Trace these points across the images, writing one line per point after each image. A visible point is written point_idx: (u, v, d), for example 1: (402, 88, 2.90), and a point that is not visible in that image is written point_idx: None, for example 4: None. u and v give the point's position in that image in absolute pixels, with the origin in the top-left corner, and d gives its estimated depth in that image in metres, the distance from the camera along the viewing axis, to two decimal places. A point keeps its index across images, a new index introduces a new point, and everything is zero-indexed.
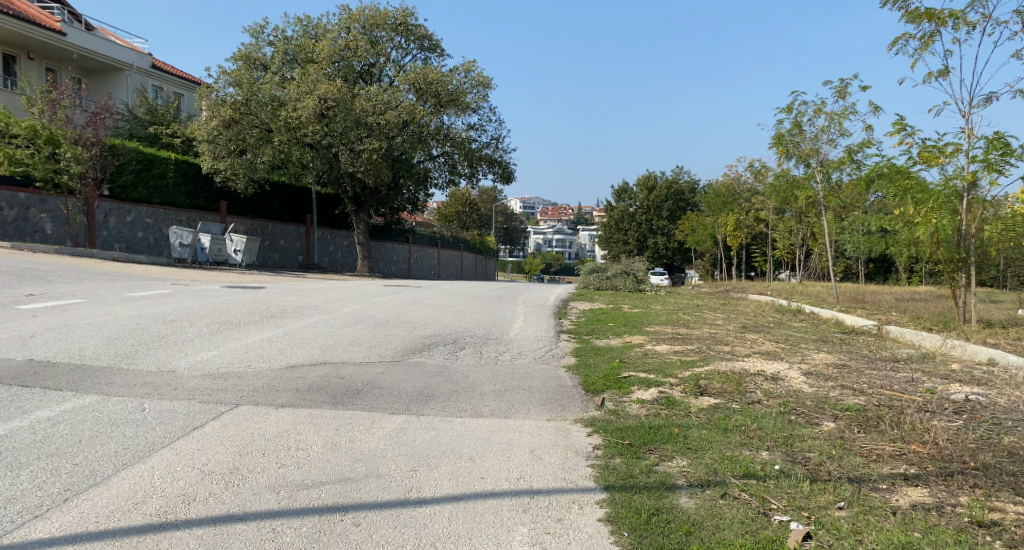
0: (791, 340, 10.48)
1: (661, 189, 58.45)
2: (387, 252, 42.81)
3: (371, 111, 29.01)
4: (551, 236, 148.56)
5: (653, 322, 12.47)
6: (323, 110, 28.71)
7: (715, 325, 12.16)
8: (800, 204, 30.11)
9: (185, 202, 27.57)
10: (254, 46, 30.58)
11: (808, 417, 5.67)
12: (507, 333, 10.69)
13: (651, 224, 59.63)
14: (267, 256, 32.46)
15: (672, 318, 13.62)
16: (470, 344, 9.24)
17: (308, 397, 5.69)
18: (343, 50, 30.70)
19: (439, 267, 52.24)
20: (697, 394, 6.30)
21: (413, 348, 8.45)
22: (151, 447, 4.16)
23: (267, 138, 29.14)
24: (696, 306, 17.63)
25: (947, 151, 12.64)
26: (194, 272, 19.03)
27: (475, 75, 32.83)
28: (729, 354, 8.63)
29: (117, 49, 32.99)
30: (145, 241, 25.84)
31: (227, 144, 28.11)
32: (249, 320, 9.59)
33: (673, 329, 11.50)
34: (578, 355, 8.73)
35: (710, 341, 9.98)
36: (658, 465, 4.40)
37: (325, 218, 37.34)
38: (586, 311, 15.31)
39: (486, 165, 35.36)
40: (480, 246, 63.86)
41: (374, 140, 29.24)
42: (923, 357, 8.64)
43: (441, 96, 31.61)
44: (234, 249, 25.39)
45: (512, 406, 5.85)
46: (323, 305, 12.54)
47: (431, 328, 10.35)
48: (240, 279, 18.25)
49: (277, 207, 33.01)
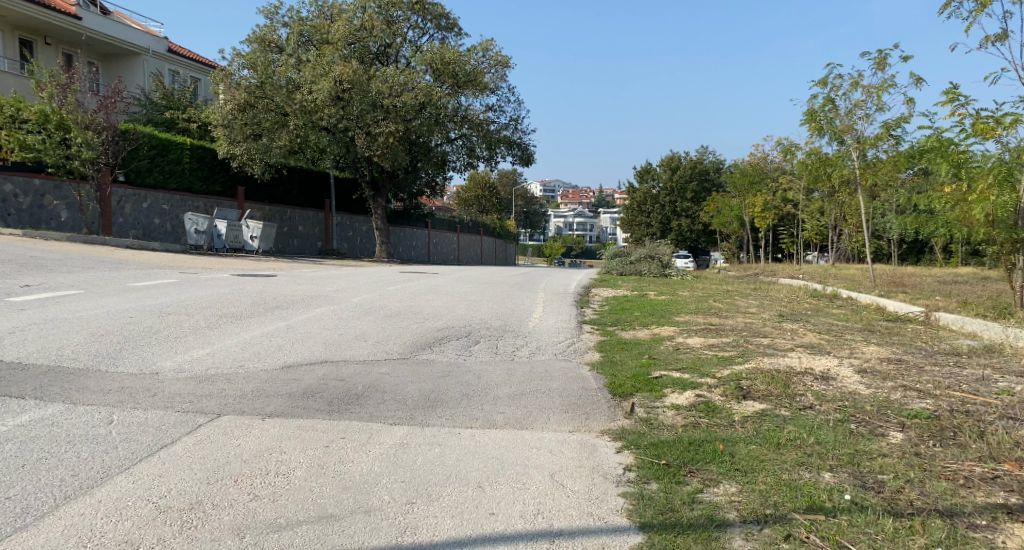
0: (834, 330, 9.69)
1: (685, 170, 57.25)
2: (406, 236, 42.31)
3: (388, 93, 28.33)
4: (572, 219, 147.37)
5: (682, 311, 11.73)
6: (339, 93, 28.12)
7: (750, 315, 11.39)
8: (833, 184, 28.94)
9: (202, 188, 27.22)
10: (269, 28, 30.06)
11: (871, 427, 4.93)
12: (526, 324, 10.02)
13: (675, 206, 58.49)
14: (286, 243, 32.08)
15: (702, 305, 12.86)
16: (486, 339, 8.58)
17: (300, 405, 5.06)
18: (358, 31, 30.05)
19: (459, 252, 51.70)
20: (739, 399, 5.58)
21: (425, 343, 7.80)
22: (106, 472, 3.55)
23: (283, 121, 28.64)
24: (726, 292, 16.80)
25: (1005, 122, 11.67)
26: (207, 259, 18.58)
27: (493, 54, 32.01)
28: (770, 348, 7.87)
29: (134, 33, 32.67)
30: (162, 228, 25.54)
31: (243, 129, 27.67)
32: (251, 312, 9.01)
33: (704, 318, 10.74)
34: (603, 350, 8.03)
35: (747, 332, 9.22)
36: (701, 493, 3.71)
37: (343, 203, 36.89)
38: (610, 298, 14.58)
39: (506, 147, 34.58)
40: (501, 230, 63.17)
41: (390, 122, 28.61)
42: (987, 351, 7.81)
43: (459, 76, 30.85)
44: (250, 236, 25.18)
45: (530, 415, 5.18)
46: (334, 294, 11.95)
47: (445, 320, 9.71)
48: (253, 267, 17.76)
49: (295, 192, 32.61)
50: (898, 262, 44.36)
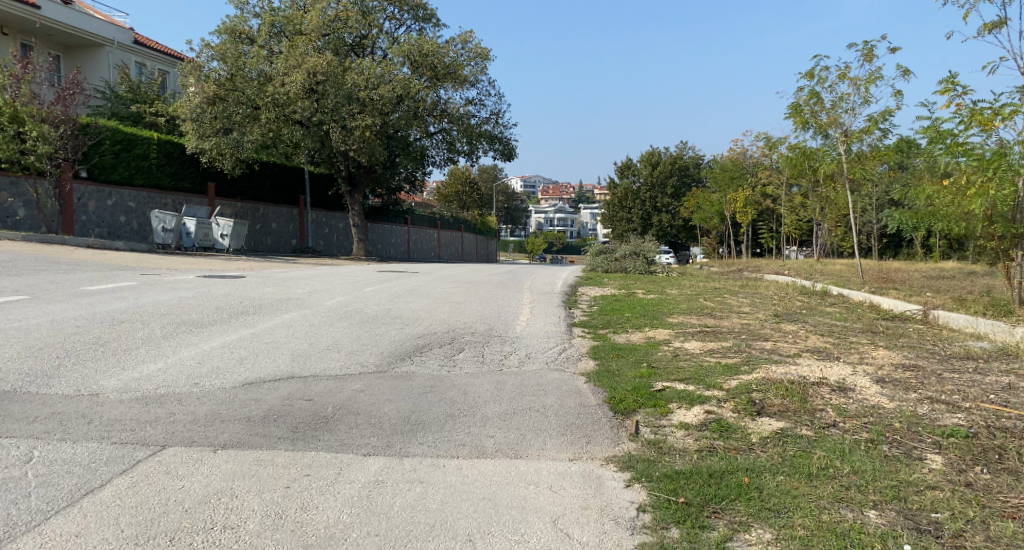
0: (836, 331, 9.21)
1: (665, 165, 57.00)
2: (385, 233, 41.49)
3: (364, 85, 27.60)
4: (552, 215, 147.01)
5: (675, 312, 11.19)
6: (313, 85, 27.31)
7: (746, 315, 10.88)
8: (817, 178, 28.68)
9: (170, 184, 26.33)
10: (240, 18, 29.09)
11: (906, 450, 4.40)
12: (512, 328, 9.43)
13: (656, 201, 58.21)
14: (259, 240, 31.19)
15: (695, 305, 12.35)
16: (470, 347, 7.95)
17: (260, 430, 4.40)
18: (333, 21, 29.23)
19: (438, 248, 50.95)
20: (754, 416, 5.02)
21: (403, 353, 7.15)
22: (8, 535, 2.91)
23: (254, 115, 27.74)
24: (716, 290, 16.32)
25: (1004, 114, 11.29)
26: (174, 259, 17.73)
27: (473, 46, 31.31)
28: (775, 353, 7.35)
29: (97, 23, 31.74)
30: (128, 226, 24.68)
31: (213, 123, 26.73)
32: (213, 319, 8.29)
33: (699, 320, 10.20)
34: (596, 358, 7.46)
35: (747, 336, 8.68)
36: (731, 542, 3.14)
37: (319, 200, 35.97)
38: (597, 297, 14.04)
39: (486, 142, 33.92)
40: (481, 227, 62.49)
41: (367, 116, 27.83)
42: (1004, 354, 7.35)
43: (437, 69, 30.12)
44: (220, 234, 24.26)
45: (524, 440, 4.56)
46: (306, 297, 11.24)
47: (425, 325, 9.07)
48: (222, 267, 16.94)
49: (269, 189, 31.67)
50: (879, 256, 44.42)
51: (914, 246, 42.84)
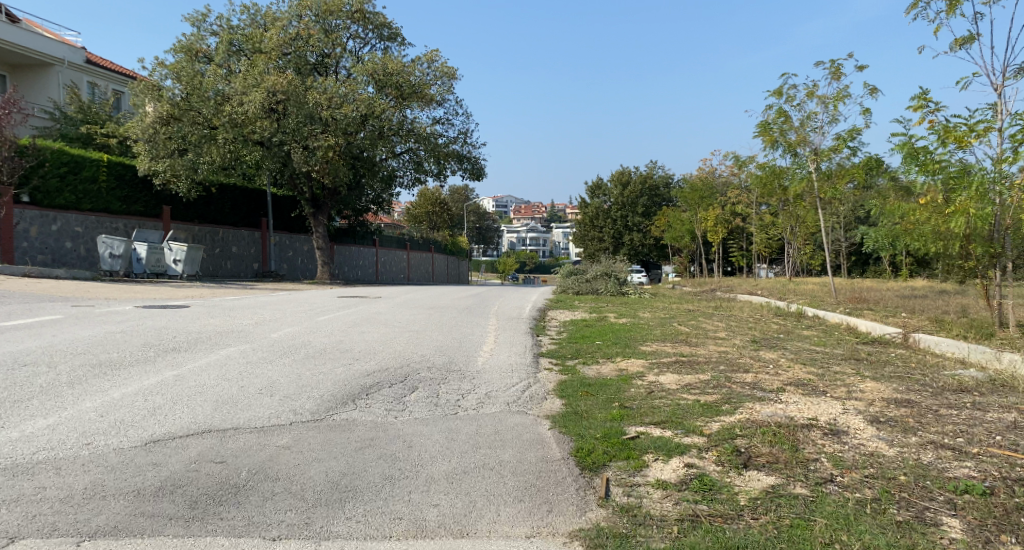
0: (819, 359, 8.62)
1: (635, 185, 57.00)
2: (351, 256, 40.55)
3: (326, 104, 27.01)
4: (524, 234, 146.80)
5: (649, 338, 10.54)
6: (273, 104, 26.61)
7: (722, 342, 10.27)
8: (788, 196, 28.56)
9: (122, 208, 25.54)
10: (197, 37, 28.30)
11: (920, 513, 3.69)
12: (473, 361, 8.67)
13: (627, 220, 58.07)
14: (218, 265, 30.16)
15: (668, 330, 11.75)
16: (424, 385, 7.18)
17: (149, 508, 3.63)
18: (294, 40, 28.56)
19: (408, 270, 50.07)
20: (740, 470, 4.34)
21: (345, 396, 6.36)
22: None
23: (211, 136, 26.83)
24: (690, 312, 15.77)
25: (979, 130, 10.94)
26: (118, 288, 16.75)
27: (439, 65, 30.79)
28: (757, 388, 6.70)
29: (49, 42, 31.08)
30: (75, 252, 23.94)
31: (167, 144, 25.78)
32: (135, 358, 7.44)
33: (674, 348, 9.55)
34: (563, 396, 6.73)
35: (725, 367, 8.02)
36: None
37: (282, 222, 34.99)
38: (566, 323, 13.37)
39: (454, 162, 33.30)
40: (452, 248, 61.80)
41: (330, 136, 27.06)
42: (1001, 386, 6.76)
43: (403, 88, 29.52)
44: (172, 259, 23.25)
45: (472, 511, 3.82)
46: (250, 329, 10.38)
47: (377, 359, 8.29)
48: (169, 296, 16.00)
49: (229, 211, 30.66)
50: (848, 273, 44.59)
51: (882, 263, 43.07)
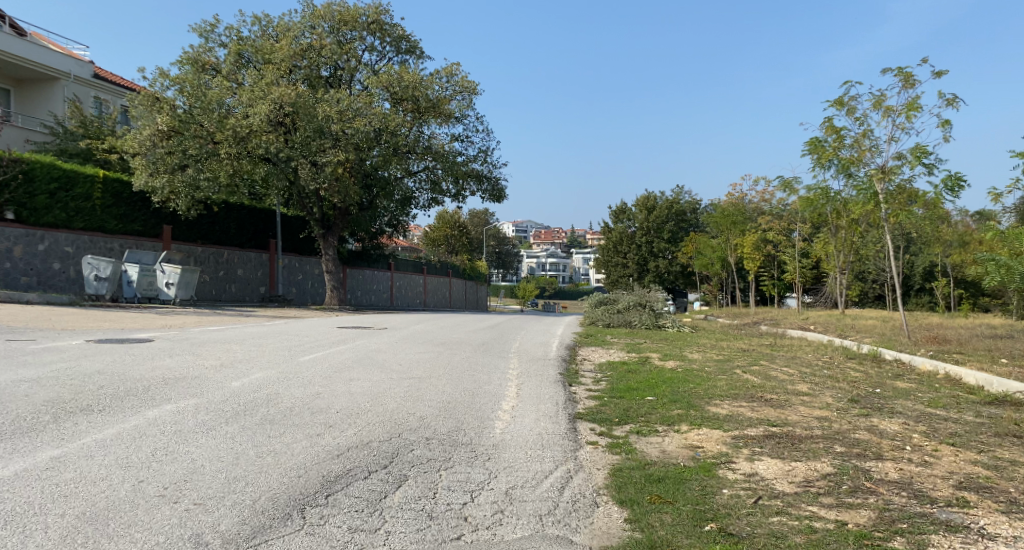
0: (963, 434, 6.20)
1: (661, 209, 54.90)
2: (365, 280, 38.72)
3: (337, 118, 25.20)
4: (544, 259, 145.06)
5: (714, 395, 8.20)
6: (281, 117, 24.94)
7: (810, 401, 7.90)
8: (838, 218, 26.15)
9: (116, 227, 23.87)
10: (203, 48, 26.71)
11: None
12: (488, 431, 6.40)
13: (652, 246, 55.77)
14: (222, 288, 28.41)
15: (733, 380, 9.40)
16: (417, 475, 4.94)
17: None
18: (305, 52, 26.89)
19: (424, 295, 48.17)
20: None
21: (291, 504, 4.17)
22: None
23: (213, 150, 25.08)
24: (745, 353, 13.43)
25: None
26: (87, 316, 14.74)
27: (459, 80, 29.01)
28: (924, 497, 4.34)
29: (55, 56, 29.81)
30: (63, 274, 22.25)
31: (168, 159, 24.04)
32: (14, 427, 5.30)
33: (754, 412, 7.23)
34: (626, 503, 4.44)
35: (845, 448, 5.64)
36: None
37: (290, 244, 33.20)
38: (602, 366, 11.08)
39: (474, 182, 31.38)
40: (470, 272, 59.80)
41: (341, 151, 25.23)
42: None
43: (421, 102, 27.70)
44: (165, 283, 21.39)
45: None
46: (207, 374, 8.21)
47: (358, 429, 6.09)
48: (140, 325, 13.95)
49: (235, 232, 28.97)
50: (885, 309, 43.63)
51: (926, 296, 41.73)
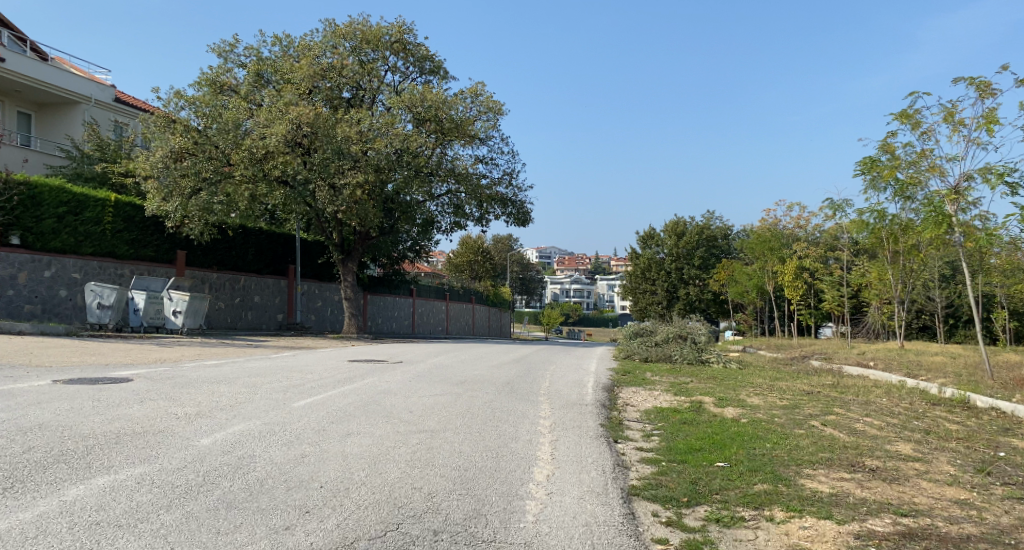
0: None
1: (691, 235, 53.06)
2: (385, 307, 37.45)
3: (357, 139, 23.98)
4: (568, 286, 143.15)
5: (802, 461, 6.51)
6: (299, 138, 23.81)
7: (929, 475, 6.20)
8: (893, 240, 24.18)
9: (128, 253, 22.80)
10: (221, 68, 25.61)
11: None
12: (518, 522, 4.79)
13: (682, 273, 53.80)
14: (237, 316, 27.27)
15: (817, 438, 7.70)
16: None
17: None
18: (325, 72, 25.78)
19: (447, 322, 46.79)
20: None
21: None
22: None
23: (227, 172, 23.94)
24: (810, 398, 11.71)
25: None
26: (75, 349, 13.37)
27: (484, 100, 27.77)
28: None
29: (74, 79, 29.12)
30: (70, 302, 21.14)
31: (182, 182, 22.94)
32: None
33: (867, 492, 5.52)
34: None
35: None
36: None
37: (310, 269, 31.99)
38: (652, 414, 9.43)
39: (498, 205, 30.02)
40: (494, 299, 58.27)
41: (360, 172, 24.01)
42: None
43: (444, 123, 26.45)
44: (173, 310, 20.08)
45: None
46: (174, 428, 6.69)
47: (342, 519, 4.52)
48: (130, 359, 12.54)
49: (253, 257, 27.85)
50: (932, 340, 42.34)
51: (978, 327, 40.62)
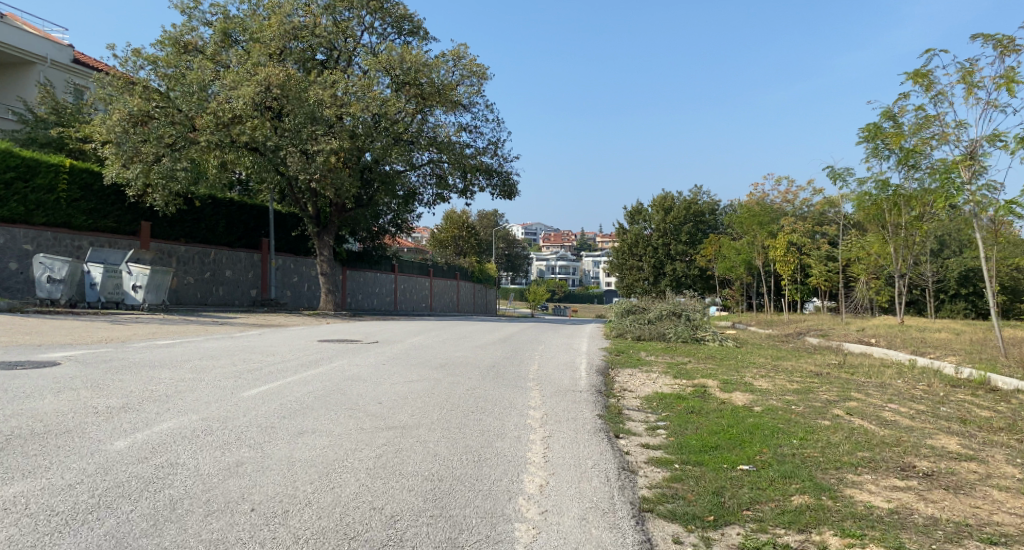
0: None
1: (678, 210, 52.01)
2: (365, 283, 36.26)
3: (330, 103, 22.56)
4: (553, 262, 141.92)
5: (843, 465, 5.48)
6: (268, 101, 22.37)
7: (996, 481, 5.20)
8: (895, 212, 23.25)
9: (85, 223, 21.34)
10: (186, 26, 23.86)
11: None
12: None
13: (669, 249, 52.82)
14: (206, 291, 25.93)
15: (848, 433, 6.68)
16: None
17: None
18: (297, 32, 24.21)
19: (431, 298, 45.61)
20: None
21: None
22: None
23: (191, 138, 22.44)
24: (821, 381, 10.74)
25: None
26: (11, 328, 12.00)
27: (467, 63, 26.35)
28: None
29: (27, 37, 27.30)
30: (21, 276, 19.67)
31: (143, 148, 21.45)
32: None
33: (934, 510, 4.50)
34: None
35: None
36: None
37: (285, 243, 30.61)
38: (654, 402, 8.37)
39: (483, 176, 28.75)
40: (479, 275, 57.03)
41: (335, 139, 22.63)
42: None
43: (424, 88, 25.06)
44: (132, 285, 18.69)
45: None
46: (87, 425, 5.50)
47: None
48: (71, 339, 11.22)
49: (224, 229, 26.41)
50: (920, 315, 41.91)
51: (965, 303, 40.11)
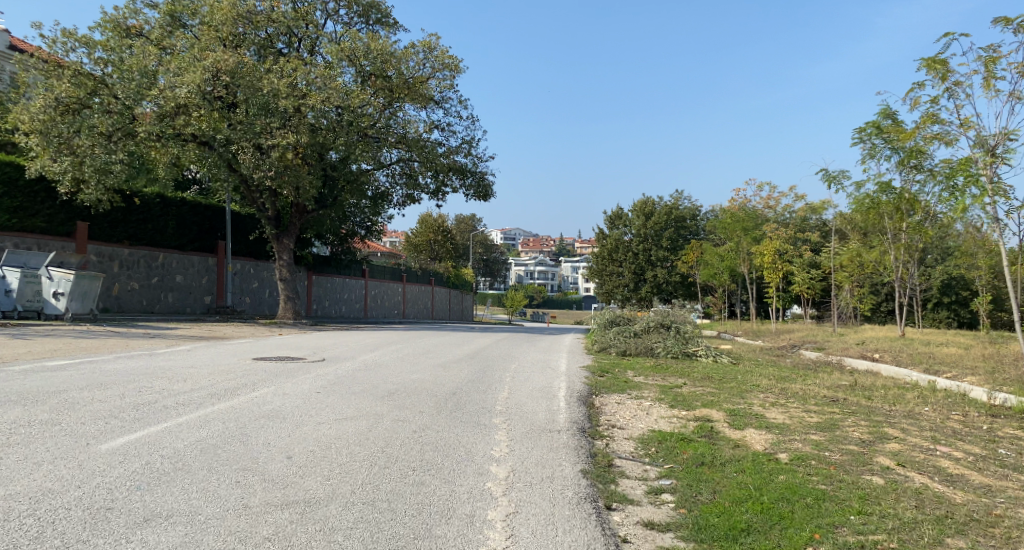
0: None
1: (660, 215, 50.48)
2: (332, 289, 34.27)
3: (285, 93, 20.56)
4: (532, 268, 140.27)
5: None
6: (217, 90, 20.42)
7: None
8: (892, 214, 21.84)
9: (9, 222, 19.18)
10: (129, 9, 21.82)
11: None
12: None
13: (649, 255, 51.29)
14: (152, 298, 23.83)
15: (920, 502, 4.90)
16: None
17: None
18: (253, 15, 22.24)
19: (404, 305, 43.67)
20: None
21: None
22: None
23: (131, 128, 20.38)
24: (844, 412, 9.02)
25: None
26: None
27: (438, 55, 24.53)
28: None
29: None
30: None
31: (75, 140, 19.39)
32: None
33: None
34: None
35: None
36: None
37: (242, 246, 28.51)
38: (653, 447, 6.57)
39: (456, 176, 26.91)
40: (455, 280, 55.07)
41: (292, 133, 20.70)
42: None
43: (393, 80, 23.23)
44: (53, 292, 16.61)
45: None
46: None
47: None
48: None
49: (174, 231, 24.27)
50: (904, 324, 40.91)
51: (948, 312, 39.24)
